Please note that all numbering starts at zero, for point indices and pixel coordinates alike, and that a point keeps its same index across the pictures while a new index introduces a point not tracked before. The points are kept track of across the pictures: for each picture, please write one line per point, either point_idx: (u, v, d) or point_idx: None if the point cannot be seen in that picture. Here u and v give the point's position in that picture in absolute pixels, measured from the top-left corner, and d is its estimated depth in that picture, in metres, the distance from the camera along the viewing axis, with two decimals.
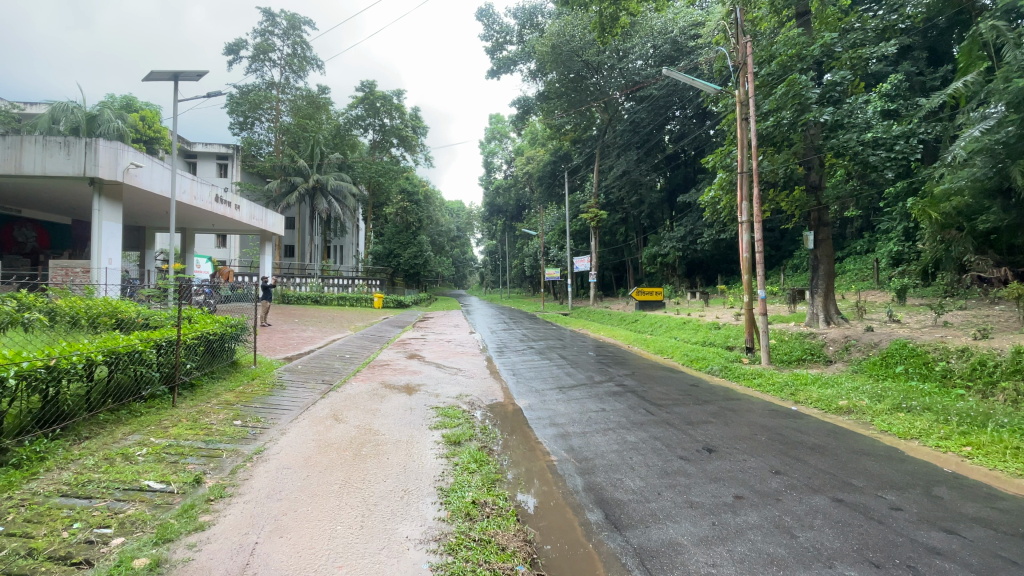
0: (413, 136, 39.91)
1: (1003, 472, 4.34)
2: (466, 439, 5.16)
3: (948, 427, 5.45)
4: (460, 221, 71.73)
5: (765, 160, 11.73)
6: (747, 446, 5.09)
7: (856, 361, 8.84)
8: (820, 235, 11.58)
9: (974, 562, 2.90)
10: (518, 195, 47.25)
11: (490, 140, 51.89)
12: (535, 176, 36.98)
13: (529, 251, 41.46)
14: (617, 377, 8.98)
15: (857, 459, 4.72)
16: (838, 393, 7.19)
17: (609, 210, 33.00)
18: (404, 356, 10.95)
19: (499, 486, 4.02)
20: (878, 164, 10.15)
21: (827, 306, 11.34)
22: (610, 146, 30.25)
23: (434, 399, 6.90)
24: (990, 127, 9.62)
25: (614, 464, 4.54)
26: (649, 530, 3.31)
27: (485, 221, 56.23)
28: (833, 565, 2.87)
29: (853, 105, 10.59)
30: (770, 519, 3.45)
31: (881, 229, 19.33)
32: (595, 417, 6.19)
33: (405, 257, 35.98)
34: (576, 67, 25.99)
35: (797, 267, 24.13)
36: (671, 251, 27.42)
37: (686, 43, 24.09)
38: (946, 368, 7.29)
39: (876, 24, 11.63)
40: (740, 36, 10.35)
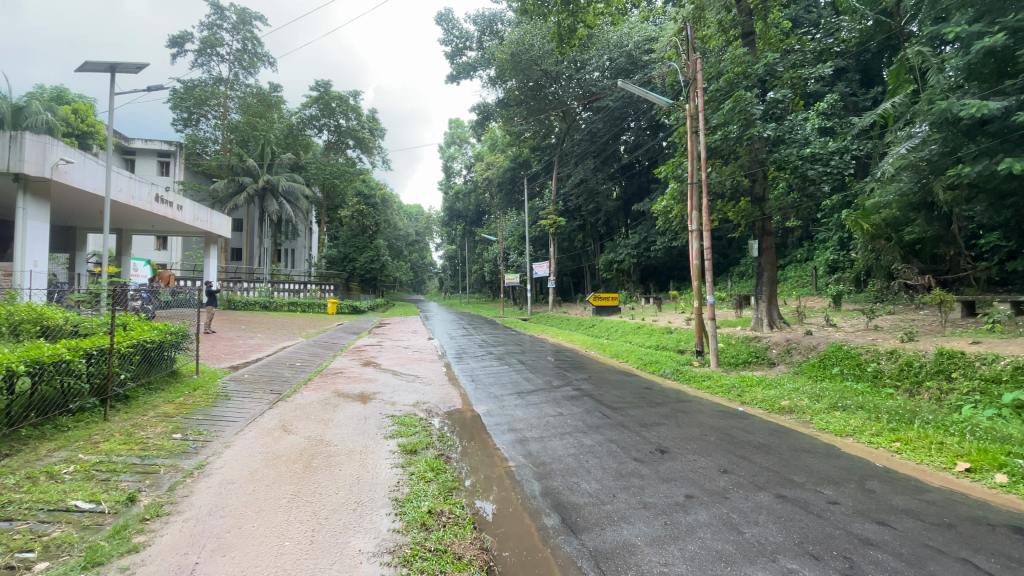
0: (370, 138, 39.32)
1: (929, 465, 4.70)
2: (422, 447, 5.09)
3: (879, 424, 5.85)
4: (418, 225, 70.91)
5: (713, 172, 12.25)
6: (697, 447, 5.26)
7: (796, 363, 9.35)
8: (764, 244, 12.17)
9: (904, 552, 3.11)
10: (478, 200, 47.21)
11: (449, 144, 51.89)
12: (495, 182, 37.10)
13: (489, 256, 41.41)
14: (574, 381, 9.09)
15: (798, 456, 4.99)
16: (781, 394, 7.56)
17: (567, 216, 33.51)
18: (358, 363, 10.66)
19: (456, 494, 3.96)
20: (816, 178, 10.92)
21: (771, 311, 11.92)
22: (568, 155, 30.87)
23: (390, 408, 6.75)
24: (915, 145, 10.63)
25: (571, 468, 4.58)
26: (604, 532, 3.35)
27: (445, 226, 55.75)
28: (776, 559, 3.01)
29: (793, 122, 11.32)
30: (718, 517, 3.58)
31: (819, 238, 20.60)
32: (553, 421, 6.24)
33: (361, 261, 35.01)
34: (535, 75, 26.47)
35: (743, 275, 25.32)
36: (627, 258, 28.16)
37: (640, 57, 24.90)
38: (877, 369, 7.82)
39: (814, 46, 12.38)
40: (691, 52, 10.80)
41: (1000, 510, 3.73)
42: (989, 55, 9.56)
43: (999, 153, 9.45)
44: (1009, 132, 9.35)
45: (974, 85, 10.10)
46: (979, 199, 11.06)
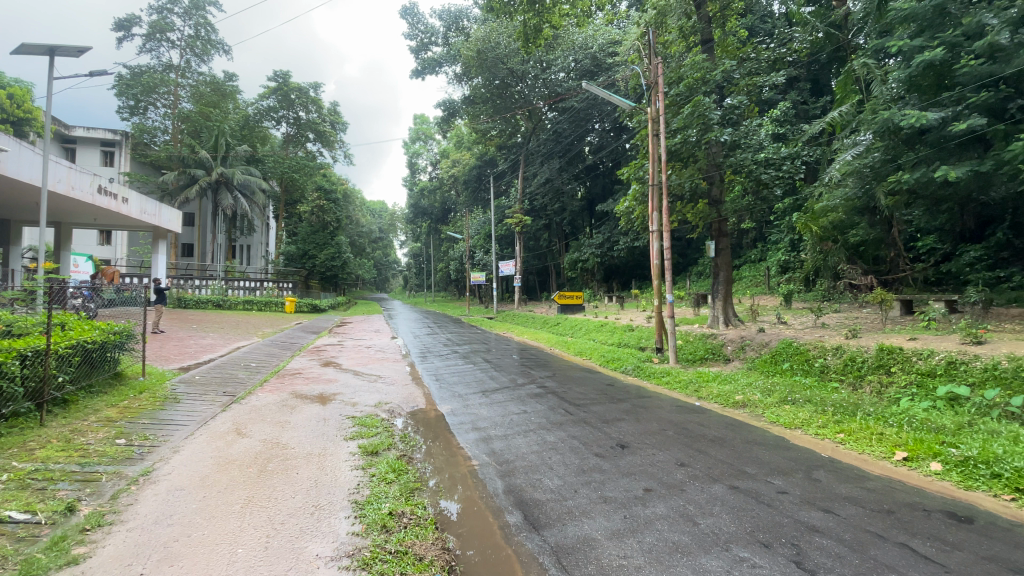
0: (331, 132, 38.36)
1: (870, 455, 4.99)
2: (384, 448, 5.00)
3: (825, 416, 6.18)
4: (382, 222, 69.63)
5: (673, 174, 12.60)
6: (657, 442, 5.41)
7: (749, 359, 9.73)
8: (720, 244, 12.59)
9: (846, 538, 3.29)
10: (443, 197, 46.77)
11: (414, 140, 51.27)
12: (461, 179, 36.89)
13: (454, 254, 41.09)
14: (539, 379, 9.15)
15: (750, 449, 5.19)
16: (735, 388, 7.87)
17: (533, 215, 33.71)
18: (318, 364, 10.37)
19: (418, 495, 3.92)
20: (769, 181, 11.42)
21: (727, 309, 12.37)
22: (534, 154, 31.07)
23: (351, 409, 6.61)
24: (861, 152, 11.40)
25: (534, 465, 4.62)
26: (566, 527, 3.40)
27: (409, 223, 55.01)
28: (729, 548, 3.14)
29: (749, 128, 11.76)
30: (675, 509, 3.69)
31: (772, 239, 21.53)
32: (517, 419, 6.27)
33: (321, 259, 34.13)
34: (501, 74, 26.48)
35: (701, 274, 26.13)
36: (591, 257, 28.60)
37: (605, 59, 25.27)
38: (824, 364, 8.24)
39: (768, 55, 12.90)
40: (653, 56, 11.04)
41: (933, 496, 4.00)
42: (929, 67, 10.27)
43: (936, 160, 10.20)
44: (945, 141, 10.07)
45: (915, 96, 10.83)
46: (916, 204, 11.83)
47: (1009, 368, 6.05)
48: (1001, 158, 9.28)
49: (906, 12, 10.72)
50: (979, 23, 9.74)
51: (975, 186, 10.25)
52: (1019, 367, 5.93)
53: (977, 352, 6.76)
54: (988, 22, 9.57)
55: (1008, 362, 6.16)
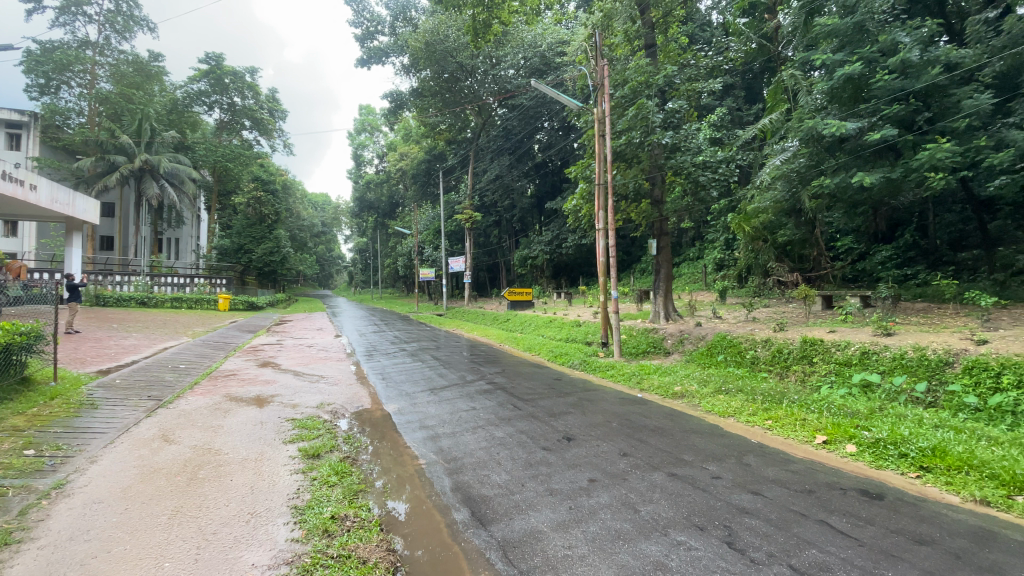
0: (268, 120, 36.58)
1: (794, 439, 5.39)
2: (326, 451, 4.84)
3: (755, 405, 6.60)
4: (325, 215, 67.05)
5: (618, 174, 12.97)
6: (602, 433, 5.57)
7: (688, 352, 10.20)
8: (662, 243, 13.09)
9: (773, 517, 3.54)
10: (391, 191, 45.73)
11: (359, 132, 49.81)
12: (409, 173, 36.22)
13: (402, 250, 40.17)
14: (488, 375, 9.16)
15: (687, 437, 5.46)
16: (675, 380, 8.27)
17: (483, 212, 33.62)
18: (255, 364, 9.88)
19: (363, 497, 3.84)
20: (706, 184, 11.95)
21: (668, 305, 12.92)
22: (483, 150, 30.98)
23: (291, 411, 6.34)
24: (788, 158, 11.92)
25: (482, 461, 4.64)
26: (512, 522, 3.43)
27: (355, 218, 53.35)
28: (667, 532, 3.29)
29: (688, 131, 12.24)
30: (618, 498, 3.82)
31: (709, 239, 22.68)
32: (466, 416, 6.26)
33: (258, 253, 32.47)
34: (450, 67, 26.15)
35: (644, 271, 27.11)
36: (540, 254, 28.99)
37: (553, 59, 25.58)
38: (755, 355, 8.79)
39: (707, 62, 13.52)
40: (599, 58, 11.28)
41: (850, 476, 4.37)
42: (848, 81, 11.14)
43: (853, 167, 11.14)
44: (860, 150, 11.04)
45: (835, 107, 11.60)
46: (836, 207, 12.83)
47: (913, 358, 6.63)
48: (909, 167, 10.29)
49: (830, 28, 11.65)
50: (893, 41, 10.72)
51: (886, 192, 11.26)
52: (921, 357, 6.55)
53: (886, 343, 7.38)
54: (901, 40, 10.60)
55: (913, 352, 6.74)
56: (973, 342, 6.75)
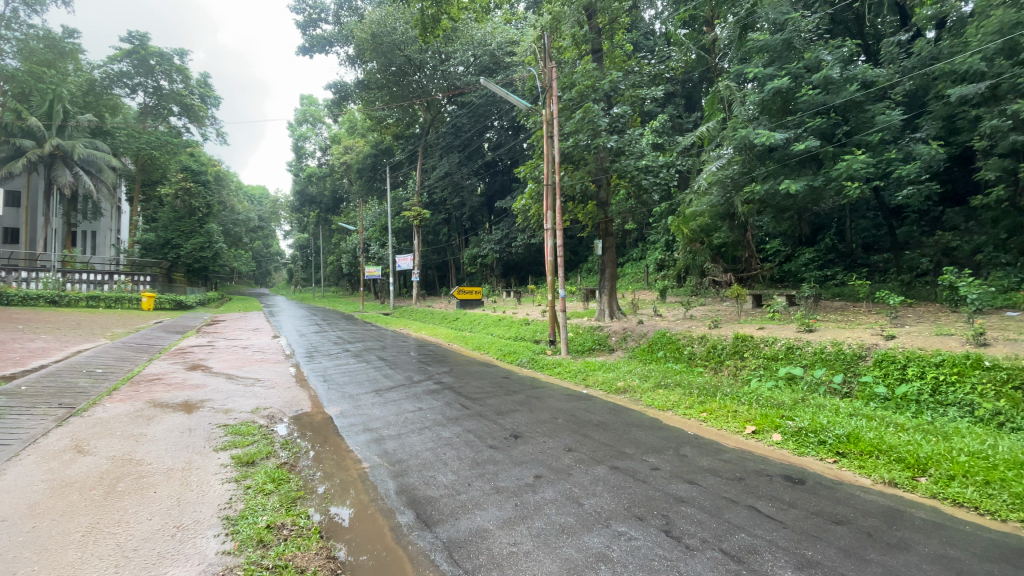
0: (200, 106, 34.35)
1: (726, 430, 5.72)
2: (261, 458, 4.61)
3: (691, 398, 6.93)
4: (262, 209, 63.64)
5: (565, 175, 13.22)
6: (547, 429, 5.66)
7: (630, 348, 10.56)
8: (607, 243, 13.46)
9: (707, 505, 3.73)
10: (334, 185, 44.13)
11: (301, 123, 47.93)
12: (354, 168, 35.14)
13: (346, 248, 38.85)
14: (435, 375, 9.05)
15: (629, 430, 5.67)
16: (618, 375, 8.56)
17: (432, 209, 33.17)
18: (183, 368, 9.22)
19: (302, 504, 3.69)
20: (648, 187, 12.35)
21: (612, 304, 13.31)
22: (432, 146, 30.55)
23: (223, 417, 5.98)
24: (723, 164, 12.63)
25: (428, 462, 4.58)
26: (458, 522, 3.42)
27: (295, 212, 51.03)
28: (609, 524, 3.40)
29: (632, 136, 12.59)
30: (562, 492, 3.91)
31: (651, 240, 23.60)
32: (411, 417, 6.15)
33: (187, 249, 30.40)
34: (398, 61, 25.63)
35: (590, 271, 27.77)
36: (489, 253, 29.02)
37: (503, 58, 25.68)
38: (691, 351, 9.24)
39: (650, 70, 14.01)
40: (548, 60, 11.41)
41: (776, 463, 4.69)
42: (778, 93, 11.85)
43: (781, 175, 11.88)
44: (788, 159, 11.79)
45: (765, 118, 12.26)
46: (766, 212, 13.72)
47: (832, 351, 7.22)
48: (829, 175, 11.17)
49: (761, 43, 12.39)
50: (817, 58, 11.63)
51: (809, 199, 12.16)
52: (839, 351, 7.13)
53: (809, 339, 7.97)
54: (824, 58, 11.53)
55: (831, 346, 7.34)
56: (883, 337, 7.44)
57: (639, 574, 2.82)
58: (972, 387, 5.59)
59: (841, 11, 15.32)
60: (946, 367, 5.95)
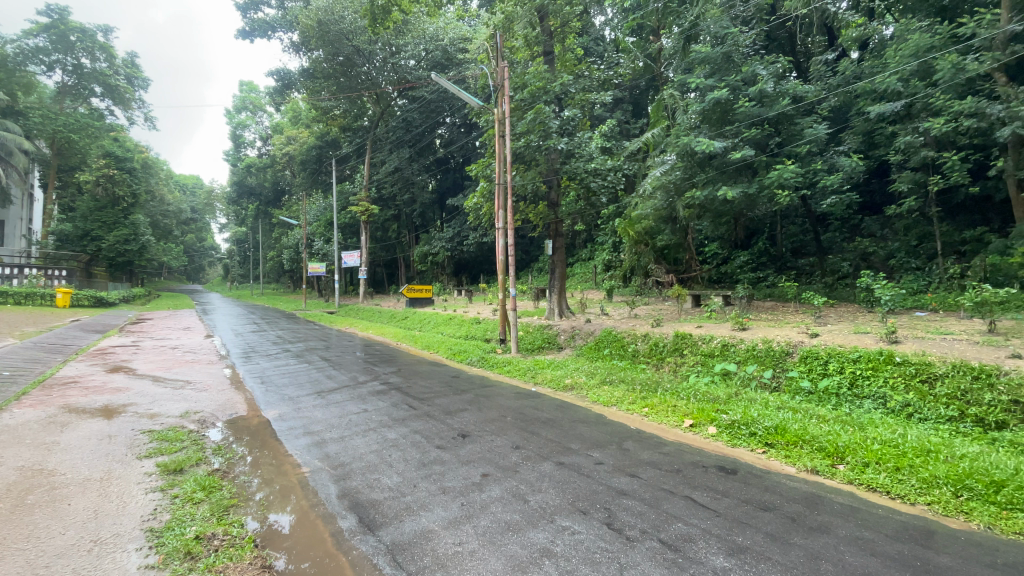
0: (127, 88, 31.80)
1: (667, 424, 5.97)
2: (192, 465, 4.34)
3: (634, 394, 7.17)
4: (195, 199, 59.64)
5: (517, 175, 13.28)
6: (495, 428, 5.68)
7: (578, 346, 10.79)
8: (557, 243, 13.65)
9: (647, 497, 3.89)
10: (276, 177, 42.11)
11: (239, 110, 45.53)
12: (298, 159, 33.73)
13: (288, 243, 37.13)
14: (382, 375, 8.86)
15: (575, 426, 5.79)
16: (565, 373, 8.72)
17: (380, 205, 32.39)
18: (102, 370, 8.48)
19: (236, 513, 3.52)
20: (597, 189, 12.62)
21: (561, 303, 13.52)
22: (382, 140, 29.75)
23: (149, 422, 5.57)
24: (666, 170, 13.04)
25: (372, 465, 4.48)
26: (403, 524, 3.38)
27: (232, 205, 48.29)
28: (554, 519, 3.47)
29: (582, 139, 12.83)
30: (509, 490, 3.94)
31: (599, 241, 24.18)
32: (356, 419, 5.98)
33: (109, 242, 28.18)
34: (346, 50, 24.85)
35: (541, 270, 28.09)
36: (440, 251, 28.76)
37: (455, 55, 25.50)
38: (635, 349, 9.57)
39: (599, 75, 14.35)
40: (500, 59, 11.41)
41: (711, 454, 4.95)
42: (717, 103, 12.39)
43: (719, 181, 12.52)
44: (726, 166, 12.44)
45: (706, 127, 12.86)
46: (705, 217, 14.41)
47: (763, 349, 7.70)
48: (762, 183, 11.89)
49: (703, 55, 13.01)
50: (753, 73, 12.36)
51: (744, 205, 12.89)
52: (769, 348, 7.62)
53: (742, 336, 8.46)
54: (760, 73, 12.27)
55: (762, 344, 7.83)
56: (808, 335, 8.01)
57: (582, 567, 2.89)
58: (885, 380, 6.14)
59: (776, 29, 16.33)
60: (862, 362, 6.49)
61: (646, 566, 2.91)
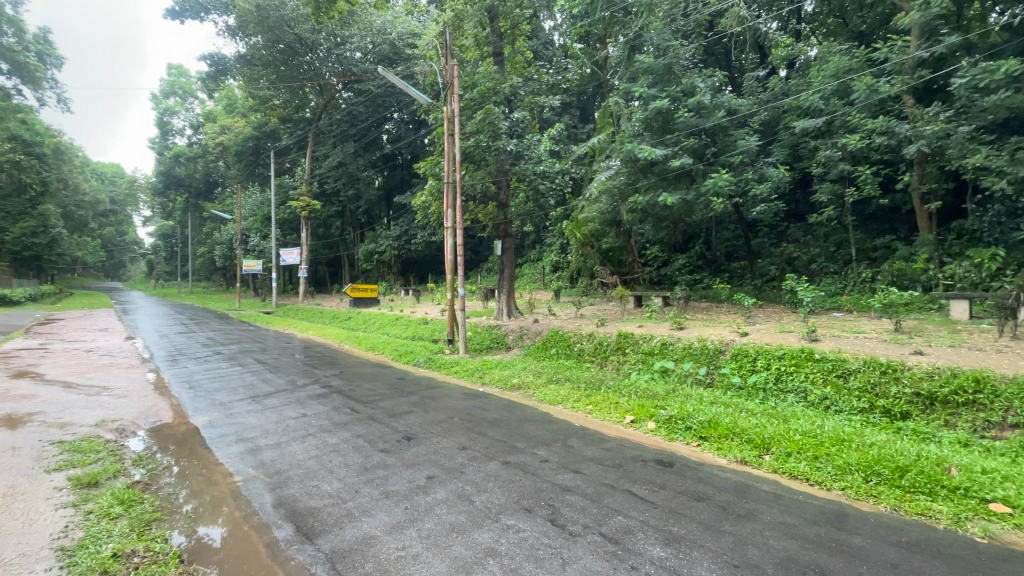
0: (39, 66, 28.80)
1: (609, 420, 6.16)
2: (109, 477, 4.01)
3: (578, 392, 7.35)
4: (115, 189, 54.94)
5: (466, 175, 13.19)
6: (441, 429, 5.64)
7: (526, 346, 10.89)
8: (506, 244, 13.73)
9: (589, 492, 3.99)
10: (208, 168, 39.58)
11: (168, 95, 42.57)
12: (233, 150, 31.87)
13: (221, 239, 34.93)
14: (323, 378, 8.55)
15: (522, 426, 5.85)
16: (513, 372, 8.79)
17: (323, 201, 31.21)
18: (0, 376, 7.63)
19: (160, 527, 3.29)
20: (545, 191, 12.81)
21: (510, 303, 13.60)
22: (325, 133, 28.60)
23: (58, 432, 5.08)
24: (611, 175, 13.45)
25: (311, 471, 4.31)
26: (343, 531, 3.28)
27: (159, 197, 44.87)
28: (499, 518, 3.48)
29: (531, 141, 12.96)
30: (454, 491, 3.92)
31: (547, 243, 24.52)
32: (294, 424, 5.74)
33: (13, 233, 25.92)
34: (287, 38, 23.75)
35: (490, 270, 28.11)
36: (387, 249, 28.17)
37: (403, 50, 25.02)
38: (581, 348, 9.79)
39: (548, 79, 14.53)
40: (449, 58, 11.30)
41: (650, 449, 5.16)
42: (659, 112, 12.93)
43: (661, 188, 13.06)
44: (666, 173, 13.03)
45: (649, 135, 13.38)
46: (647, 220, 14.98)
47: (698, 346, 8.12)
48: (700, 191, 12.54)
49: (646, 65, 13.52)
50: (692, 85, 12.98)
51: (683, 211, 13.53)
52: (703, 346, 8.05)
53: (679, 335, 8.87)
54: (698, 85, 12.91)
55: (697, 342, 8.25)
56: (738, 334, 8.53)
57: (526, 564, 2.92)
58: (806, 375, 6.64)
59: (713, 44, 17.28)
60: (786, 359, 6.99)
61: (588, 560, 2.99)
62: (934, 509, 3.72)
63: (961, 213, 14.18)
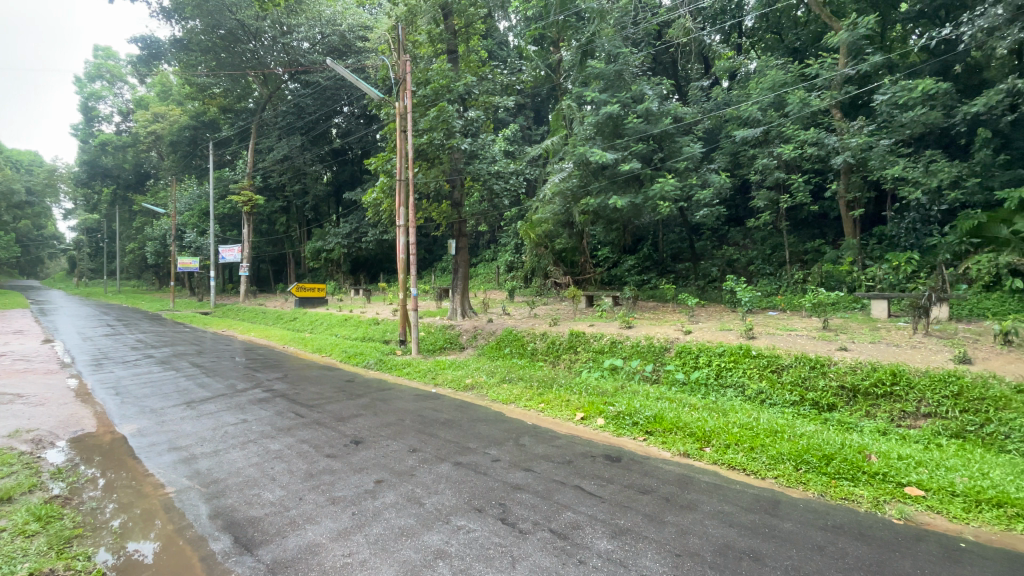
0: None
1: (560, 418, 6.26)
2: (23, 492, 3.68)
3: (531, 391, 7.41)
4: (30, 178, 50.12)
5: (419, 172, 12.97)
6: (391, 432, 5.54)
7: (480, 346, 10.87)
8: (460, 243, 13.64)
9: (540, 489, 4.04)
10: (139, 158, 36.91)
11: (93, 78, 39.38)
12: (167, 140, 29.89)
13: (153, 235, 32.22)
14: (266, 381, 8.18)
15: (474, 426, 5.84)
16: (466, 373, 8.75)
17: (267, 195, 29.83)
18: None
19: (81, 544, 3.05)
20: (498, 191, 12.87)
21: (464, 303, 13.53)
22: (268, 125, 27.02)
23: None
24: (563, 177, 13.65)
25: (251, 479, 4.11)
26: (285, 540, 3.15)
27: (82, 188, 41.37)
28: (449, 519, 3.47)
29: (485, 141, 12.96)
30: (404, 494, 3.86)
31: (502, 243, 24.59)
32: (233, 431, 5.46)
33: None
34: (228, 24, 22.57)
35: (444, 270, 27.83)
36: (336, 248, 27.31)
37: (354, 42, 24.31)
38: (534, 347, 9.88)
39: (503, 80, 14.43)
40: (402, 53, 11.10)
41: (600, 445, 5.28)
42: (610, 117, 13.29)
43: (611, 190, 13.41)
44: (616, 177, 13.41)
45: (600, 139, 13.73)
46: (598, 222, 15.33)
47: (646, 344, 8.40)
48: (647, 195, 12.99)
49: (598, 71, 13.84)
50: (641, 91, 13.42)
51: (632, 213, 13.96)
52: (650, 343, 8.34)
53: (628, 334, 9.13)
54: (646, 92, 13.36)
55: (645, 340, 8.52)
56: (683, 332, 8.88)
57: (476, 564, 2.92)
58: (743, 370, 7.02)
59: (661, 53, 17.90)
60: (726, 356, 7.36)
61: (536, 556, 3.03)
62: (855, 493, 4.04)
63: (882, 219, 15.42)
